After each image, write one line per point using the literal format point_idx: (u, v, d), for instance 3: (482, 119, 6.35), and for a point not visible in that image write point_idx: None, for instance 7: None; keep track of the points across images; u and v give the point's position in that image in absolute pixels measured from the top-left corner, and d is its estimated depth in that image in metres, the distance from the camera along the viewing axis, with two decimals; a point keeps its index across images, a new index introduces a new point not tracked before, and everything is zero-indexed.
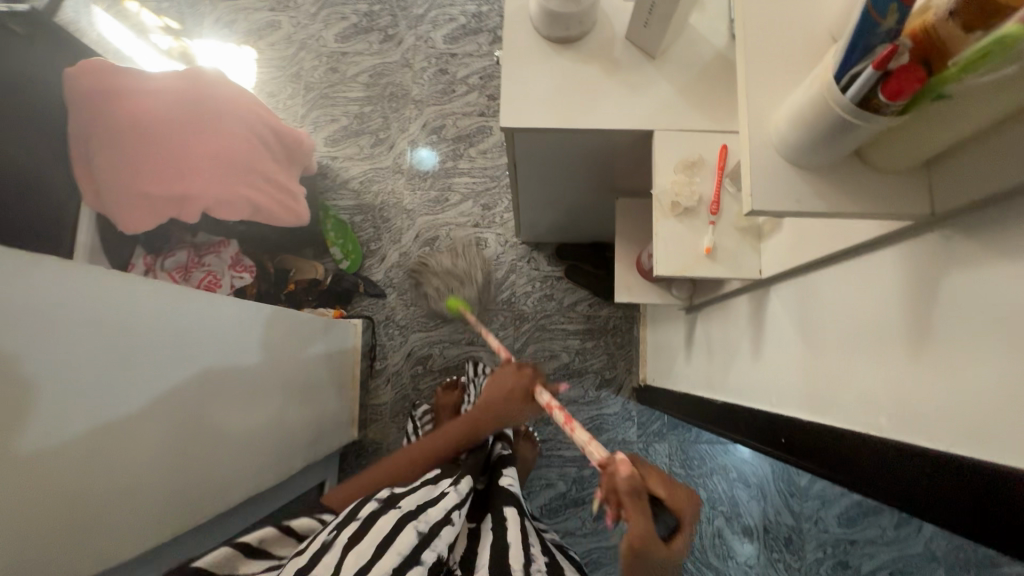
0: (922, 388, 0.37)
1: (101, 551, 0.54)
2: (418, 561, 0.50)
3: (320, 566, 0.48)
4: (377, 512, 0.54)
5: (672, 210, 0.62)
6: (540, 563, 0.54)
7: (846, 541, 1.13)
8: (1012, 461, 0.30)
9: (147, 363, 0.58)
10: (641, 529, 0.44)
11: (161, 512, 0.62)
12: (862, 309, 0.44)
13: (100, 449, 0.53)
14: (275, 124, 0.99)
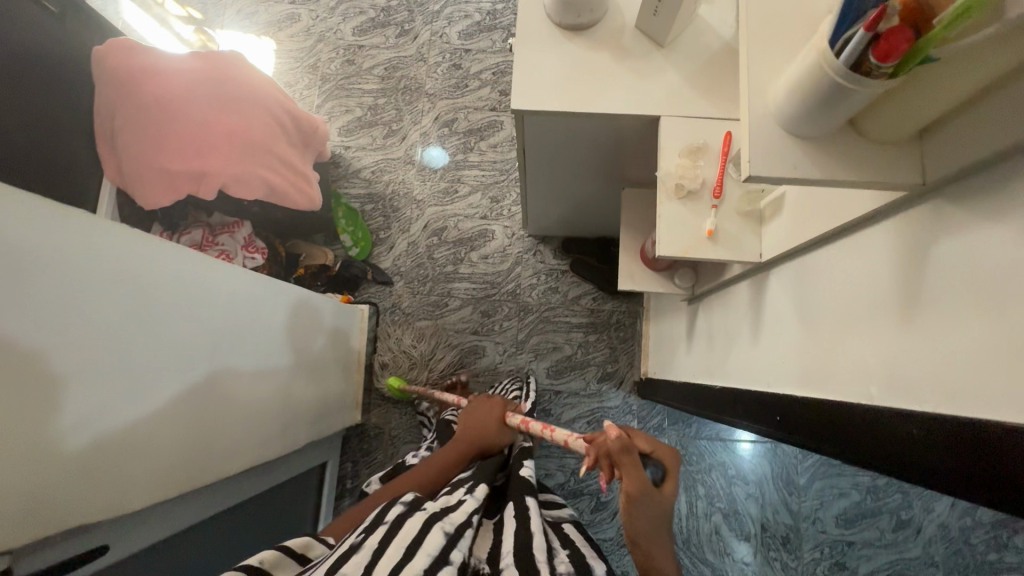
0: (912, 352, 0.38)
1: (113, 502, 0.56)
2: (447, 562, 0.49)
3: (349, 565, 0.49)
4: (402, 516, 0.55)
5: (676, 192, 0.63)
6: (562, 558, 0.56)
7: (843, 542, 1.17)
8: (995, 415, 0.31)
9: (166, 324, 0.61)
10: (633, 480, 0.48)
11: (170, 471, 0.64)
12: (855, 283, 0.46)
13: (120, 403, 0.55)
14: (292, 108, 1.01)
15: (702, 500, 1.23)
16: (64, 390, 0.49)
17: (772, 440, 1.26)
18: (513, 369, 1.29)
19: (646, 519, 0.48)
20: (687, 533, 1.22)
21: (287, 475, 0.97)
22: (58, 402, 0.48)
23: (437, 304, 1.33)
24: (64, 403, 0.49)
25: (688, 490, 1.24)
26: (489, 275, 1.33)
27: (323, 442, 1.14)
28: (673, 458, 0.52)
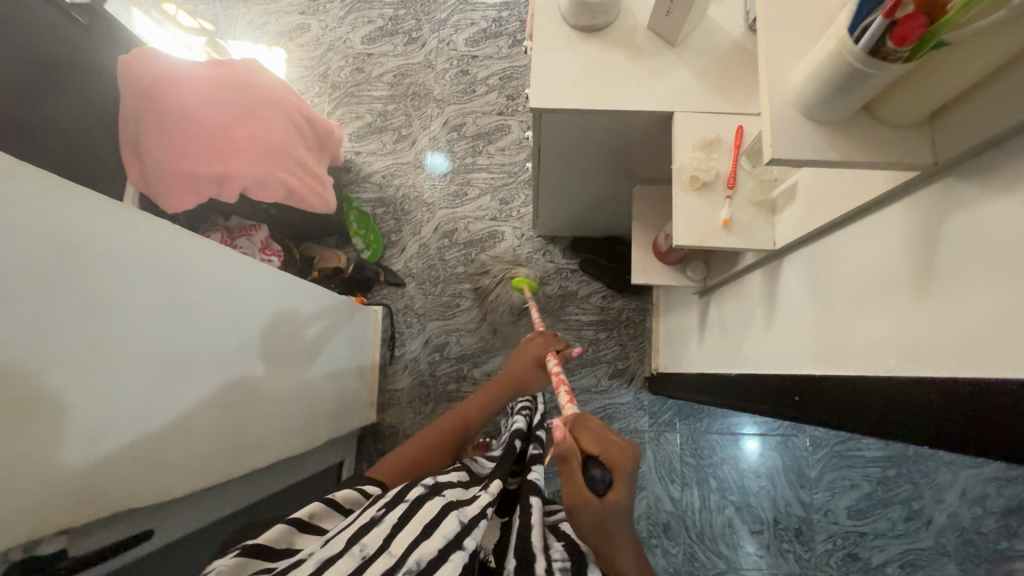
0: (928, 322, 0.40)
1: (156, 487, 0.58)
2: (460, 547, 0.49)
3: (370, 537, 0.49)
4: (423, 497, 0.55)
5: (691, 184, 0.66)
6: (558, 544, 0.54)
7: (855, 533, 1.20)
8: (1006, 373, 0.33)
9: (198, 314, 0.63)
10: (568, 489, 0.47)
11: (206, 460, 0.66)
12: (869, 262, 0.48)
13: (160, 391, 0.57)
14: (309, 113, 1.04)
15: (714, 493, 1.24)
16: (113, 375, 0.51)
17: (782, 433, 1.26)
18: None
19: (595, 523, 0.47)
20: (700, 526, 1.23)
21: (308, 472, 0.99)
22: (108, 385, 0.51)
23: (449, 304, 1.35)
24: (114, 387, 0.51)
25: (701, 484, 1.25)
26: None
27: (340, 440, 1.16)
28: (627, 460, 0.48)
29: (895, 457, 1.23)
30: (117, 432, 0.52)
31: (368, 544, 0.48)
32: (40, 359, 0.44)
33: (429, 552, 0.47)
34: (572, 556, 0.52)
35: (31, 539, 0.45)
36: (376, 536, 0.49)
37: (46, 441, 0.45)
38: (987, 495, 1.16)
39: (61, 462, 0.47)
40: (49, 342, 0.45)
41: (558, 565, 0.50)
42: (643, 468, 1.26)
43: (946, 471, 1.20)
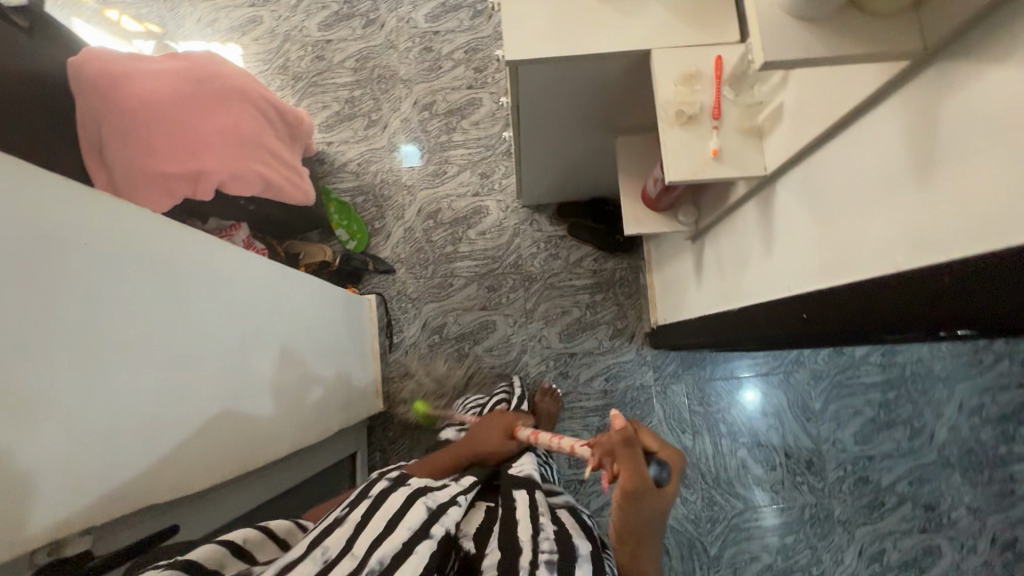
0: (931, 213, 0.40)
1: (173, 481, 0.58)
2: (427, 535, 0.47)
3: (332, 539, 0.48)
4: (387, 489, 0.53)
5: (677, 119, 0.65)
6: (547, 531, 0.51)
7: (864, 458, 1.24)
8: (1003, 243, 0.34)
9: (192, 308, 0.63)
10: (632, 474, 0.47)
11: (218, 453, 0.66)
12: (865, 163, 0.48)
13: (165, 382, 0.57)
14: (276, 102, 1.01)
15: (725, 437, 1.26)
16: (116, 372, 0.51)
17: (783, 370, 1.29)
18: (525, 338, 1.31)
19: (640, 513, 0.48)
20: (715, 470, 1.25)
21: (321, 465, 0.98)
22: (113, 383, 0.50)
23: (442, 285, 1.34)
24: (120, 385, 0.51)
25: (711, 430, 1.27)
26: (489, 249, 1.34)
27: (350, 432, 1.15)
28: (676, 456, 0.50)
29: (893, 379, 1.27)
30: (129, 426, 0.52)
31: (331, 547, 0.47)
32: (45, 359, 0.44)
33: (393, 547, 0.46)
34: (562, 547, 0.48)
35: (58, 538, 0.45)
36: (339, 536, 0.48)
37: (61, 441, 0.45)
38: (983, 404, 1.24)
39: (79, 461, 0.47)
40: (50, 338, 0.44)
41: (544, 557, 0.47)
42: (653, 421, 1.27)
43: (943, 387, 1.26)
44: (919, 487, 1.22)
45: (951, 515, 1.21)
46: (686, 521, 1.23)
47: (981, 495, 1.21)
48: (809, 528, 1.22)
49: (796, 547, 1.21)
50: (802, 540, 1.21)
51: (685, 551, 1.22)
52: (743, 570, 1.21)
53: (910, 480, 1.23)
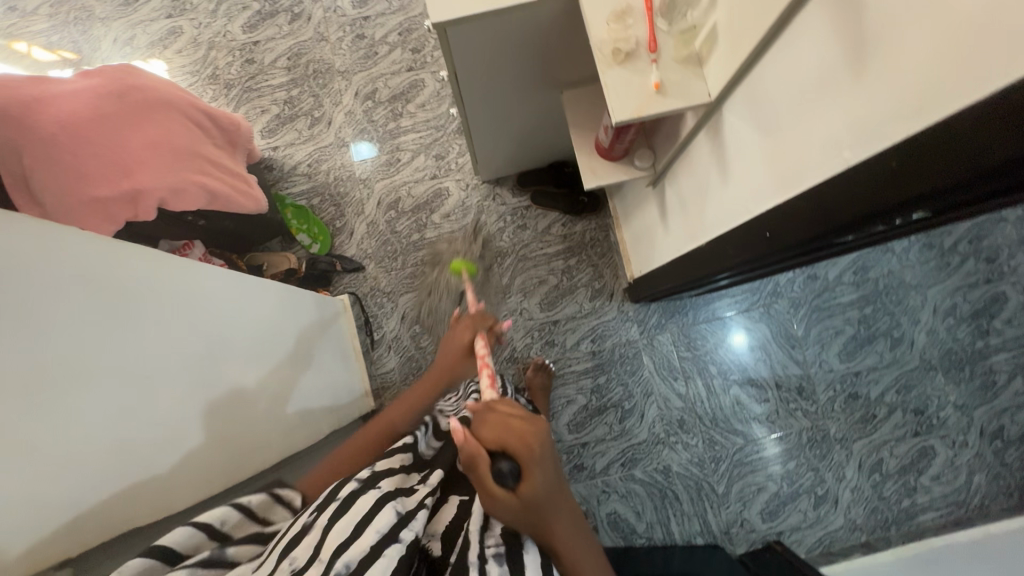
0: (871, 99, 0.40)
1: (153, 501, 0.59)
2: (396, 539, 0.49)
3: (301, 548, 0.49)
4: (356, 491, 0.54)
5: (615, 58, 0.64)
6: (496, 524, 0.56)
7: (851, 374, 1.27)
8: (933, 116, 0.34)
9: (141, 323, 0.62)
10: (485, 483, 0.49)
11: (201, 466, 0.66)
12: (801, 67, 0.47)
13: (126, 401, 0.57)
14: (207, 108, 0.97)
15: (717, 377, 1.28)
16: (69, 397, 0.51)
17: (762, 303, 1.30)
18: (506, 313, 1.30)
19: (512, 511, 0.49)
20: (712, 412, 1.27)
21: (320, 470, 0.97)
22: (66, 408, 0.51)
23: (415, 274, 1.31)
24: (73, 410, 0.51)
25: (702, 374, 1.28)
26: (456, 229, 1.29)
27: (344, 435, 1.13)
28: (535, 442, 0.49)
29: (869, 295, 1.29)
30: (91, 450, 0.52)
31: (298, 556, 0.48)
32: None
33: (360, 552, 0.47)
34: (507, 540, 0.53)
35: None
36: (307, 546, 0.49)
37: (10, 467, 0.45)
38: (955, 305, 1.29)
39: (39, 488, 0.48)
40: None
41: (491, 551, 0.52)
42: (644, 373, 1.28)
43: (916, 295, 1.29)
44: (906, 394, 1.26)
45: (939, 416, 1.25)
46: (690, 466, 1.25)
47: (964, 391, 1.26)
48: (808, 451, 1.25)
49: (799, 471, 1.24)
50: (804, 464, 1.24)
51: (694, 494, 1.24)
52: (751, 503, 1.23)
53: (897, 388, 1.27)
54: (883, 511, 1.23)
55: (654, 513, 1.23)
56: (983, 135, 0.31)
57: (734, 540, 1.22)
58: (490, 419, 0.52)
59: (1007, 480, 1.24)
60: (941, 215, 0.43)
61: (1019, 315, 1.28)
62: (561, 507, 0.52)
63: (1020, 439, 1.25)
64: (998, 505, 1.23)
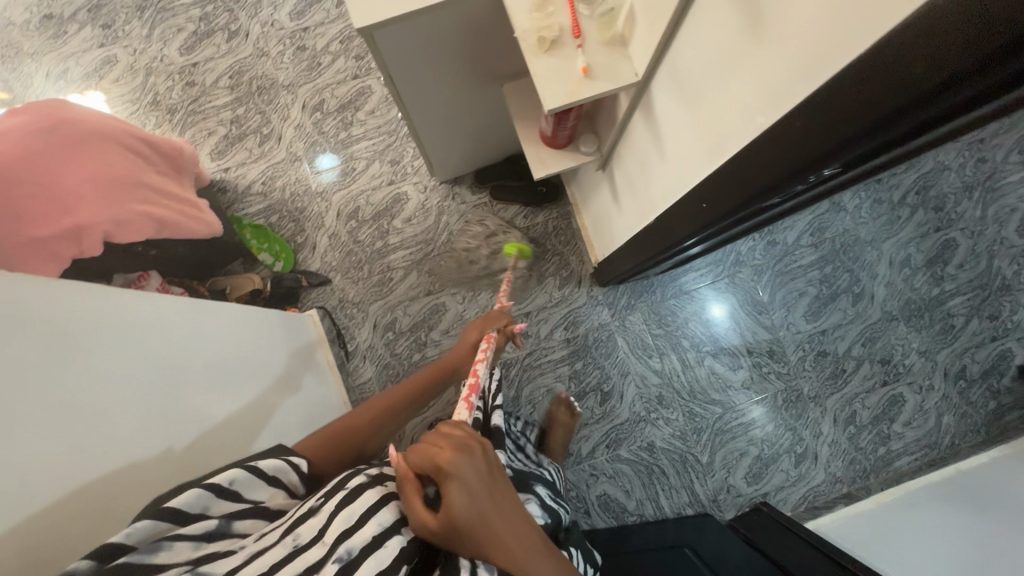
0: (773, 61, 0.41)
1: (106, 522, 0.59)
2: (397, 533, 0.51)
3: (306, 530, 0.50)
4: (363, 485, 0.55)
5: (541, 46, 0.64)
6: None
7: (818, 333, 1.31)
8: (832, 69, 0.36)
9: (77, 359, 0.61)
10: (414, 509, 0.50)
11: (159, 488, 0.67)
12: (711, 37, 0.48)
13: (71, 433, 0.56)
14: (145, 135, 0.95)
15: (690, 350, 1.30)
16: (20, 433, 0.50)
17: (727, 274, 1.33)
18: (478, 310, 1.29)
19: (442, 538, 0.49)
20: (689, 385, 1.29)
21: None
22: (17, 442, 0.50)
23: (383, 282, 1.31)
24: (24, 443, 0.51)
25: (675, 348, 1.30)
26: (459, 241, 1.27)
27: None
28: (454, 461, 0.49)
29: (827, 255, 1.33)
30: (45, 480, 0.52)
31: (303, 533, 0.50)
32: None
33: (363, 539, 0.49)
34: None
35: None
36: (310, 527, 0.51)
37: None
38: (909, 256, 1.33)
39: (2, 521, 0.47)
40: None
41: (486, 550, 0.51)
42: (619, 355, 1.30)
43: (871, 250, 1.33)
44: (872, 346, 1.30)
45: (905, 363, 1.30)
46: (673, 439, 1.27)
47: (926, 337, 1.30)
48: (785, 412, 1.28)
49: (777, 433, 1.27)
50: (782, 424, 1.28)
51: (679, 467, 1.26)
52: (735, 468, 1.26)
53: (863, 341, 1.30)
54: (861, 461, 1.27)
55: (642, 490, 1.25)
56: (872, 88, 0.33)
57: (722, 507, 1.25)
58: (419, 442, 0.53)
59: (973, 418, 1.28)
60: (851, 170, 0.44)
61: (969, 259, 1.33)
62: (502, 528, 0.49)
63: (981, 377, 1.30)
64: (968, 443, 1.27)
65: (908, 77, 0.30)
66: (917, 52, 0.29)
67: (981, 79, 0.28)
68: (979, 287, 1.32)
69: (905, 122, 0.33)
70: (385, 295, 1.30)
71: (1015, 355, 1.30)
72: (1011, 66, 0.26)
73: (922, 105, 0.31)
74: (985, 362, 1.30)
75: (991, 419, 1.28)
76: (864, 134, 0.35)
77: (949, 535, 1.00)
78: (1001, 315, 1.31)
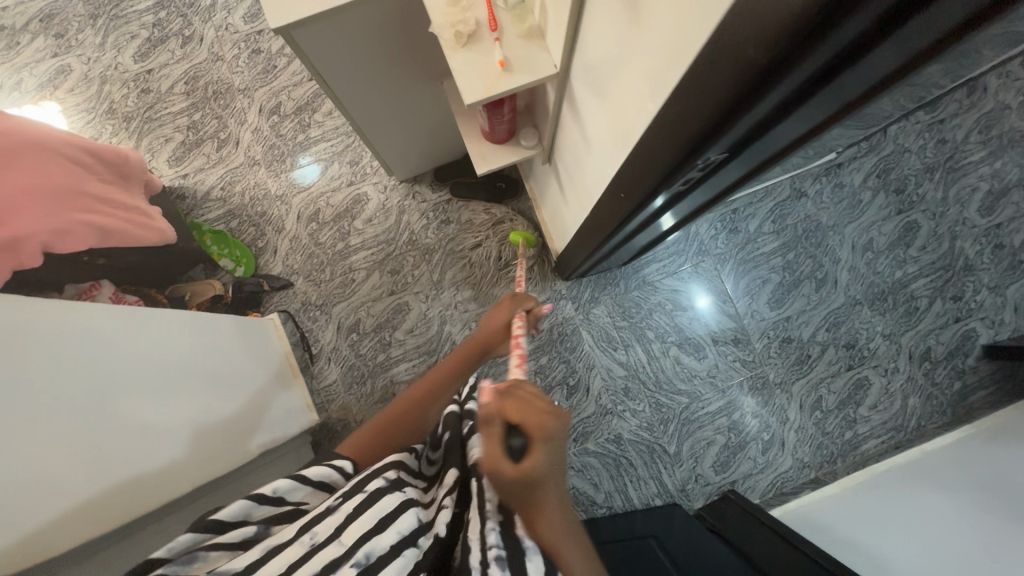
0: (649, 47, 0.41)
1: (36, 547, 0.62)
2: (414, 544, 0.52)
3: (321, 527, 0.52)
4: (382, 489, 0.56)
5: (458, 41, 0.64)
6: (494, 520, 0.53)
7: (782, 320, 1.31)
8: (688, 58, 0.36)
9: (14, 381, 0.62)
10: (491, 451, 0.48)
11: (71, 525, 0.66)
12: (604, 24, 0.48)
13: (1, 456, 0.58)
14: (87, 143, 0.94)
15: (655, 341, 1.30)
16: None
17: (690, 264, 1.33)
18: (442, 309, 1.29)
19: (509, 487, 0.48)
20: (655, 375, 1.29)
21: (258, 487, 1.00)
22: None
23: (345, 283, 1.30)
24: None
25: (640, 340, 1.30)
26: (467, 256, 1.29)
27: (287, 453, 1.13)
28: (552, 422, 0.49)
29: (790, 241, 1.33)
30: None
31: (319, 532, 0.52)
32: None
33: (382, 546, 0.50)
34: (507, 540, 0.50)
35: None
36: (327, 524, 0.52)
37: None
38: (872, 239, 1.33)
39: None
40: None
41: (492, 553, 0.49)
42: (584, 348, 1.30)
43: (834, 235, 1.34)
44: (837, 331, 1.30)
45: (870, 346, 1.30)
46: (640, 430, 1.27)
47: (890, 320, 1.31)
48: (751, 399, 1.28)
49: (742, 420, 1.27)
50: (748, 412, 1.28)
51: (647, 457, 1.26)
52: (703, 457, 1.26)
53: (827, 326, 1.31)
54: (829, 446, 1.27)
55: (611, 482, 1.25)
56: (719, 76, 0.34)
57: (690, 496, 1.25)
58: (516, 390, 0.51)
59: (939, 399, 1.28)
60: (736, 155, 0.46)
61: (932, 240, 1.33)
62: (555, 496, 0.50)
63: (946, 358, 1.30)
64: (934, 424, 1.27)
65: (745, 59, 0.31)
66: (740, 36, 0.31)
67: (822, 41, 0.28)
68: (942, 268, 1.32)
69: (760, 100, 0.34)
70: (349, 297, 1.30)
71: (979, 335, 1.30)
72: (835, 35, 0.28)
73: (768, 82, 0.32)
74: (949, 343, 1.30)
75: (957, 400, 1.28)
76: (736, 106, 0.36)
77: (913, 517, 0.99)
78: (966, 295, 1.31)
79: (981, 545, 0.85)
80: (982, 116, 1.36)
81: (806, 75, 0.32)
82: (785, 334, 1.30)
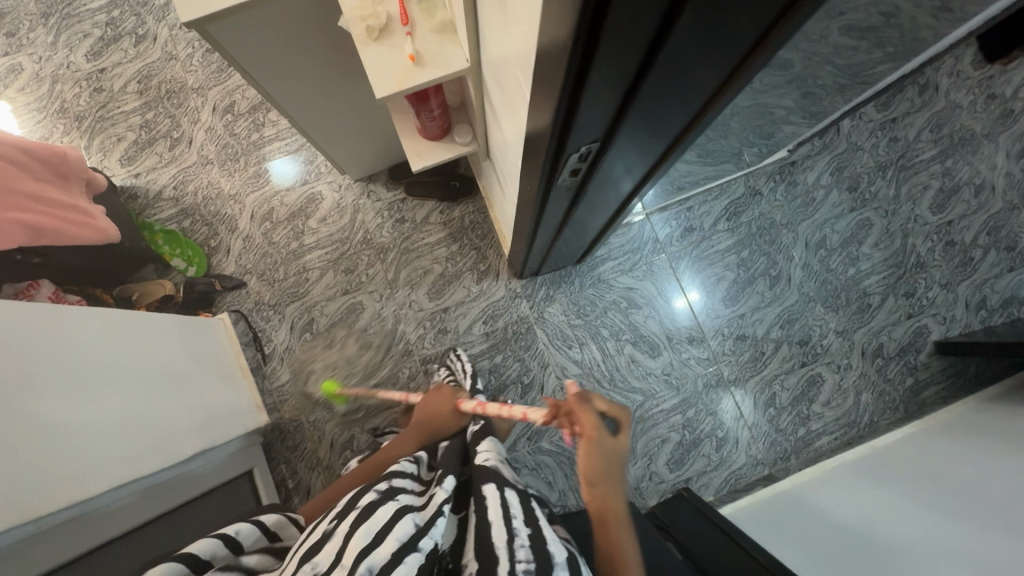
0: (516, 35, 0.42)
1: None
2: (415, 549, 0.45)
3: (322, 555, 0.45)
4: (375, 502, 0.50)
5: (369, 35, 0.64)
6: (523, 536, 0.48)
7: (737, 317, 1.31)
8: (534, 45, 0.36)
9: None
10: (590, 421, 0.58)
11: None
12: (489, 16, 0.49)
13: None
14: (16, 141, 0.92)
15: (609, 339, 1.30)
16: None
17: (644, 262, 1.33)
18: (396, 307, 1.28)
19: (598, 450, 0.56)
20: (610, 373, 1.29)
21: (191, 493, 0.94)
22: None
23: (299, 283, 1.30)
24: None
25: (595, 338, 1.30)
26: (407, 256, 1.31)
27: (235, 453, 1.11)
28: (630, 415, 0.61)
29: (744, 239, 1.34)
30: None
31: (320, 562, 0.45)
32: None
33: (382, 557, 0.43)
34: (539, 554, 0.46)
35: None
36: (328, 551, 0.45)
37: None
38: (825, 237, 1.34)
39: None
40: None
41: (521, 567, 0.45)
42: (539, 346, 1.29)
43: (787, 233, 1.34)
44: (790, 328, 1.31)
45: (823, 343, 1.30)
46: None
47: (844, 317, 1.31)
48: (704, 397, 1.28)
49: (696, 418, 1.28)
50: (701, 410, 1.28)
51: None
52: (656, 455, 1.26)
53: (780, 324, 1.31)
54: (782, 443, 1.27)
55: (565, 480, 1.25)
56: (550, 62, 0.34)
57: (644, 494, 1.25)
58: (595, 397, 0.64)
59: (892, 395, 1.29)
60: (609, 146, 0.46)
61: (884, 238, 1.34)
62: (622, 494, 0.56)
63: (899, 354, 1.31)
64: (886, 420, 1.28)
65: (560, 46, 0.31)
66: (552, 23, 0.31)
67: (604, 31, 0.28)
68: (894, 266, 1.33)
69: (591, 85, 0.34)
70: (301, 297, 1.29)
71: (931, 331, 1.31)
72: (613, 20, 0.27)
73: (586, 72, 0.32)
74: (901, 340, 1.31)
75: (908, 398, 1.29)
76: (575, 90, 0.35)
77: (869, 513, 0.97)
78: (917, 293, 1.32)
79: (931, 544, 0.84)
80: (933, 115, 1.37)
81: (627, 49, 0.31)
82: (739, 331, 1.31)
